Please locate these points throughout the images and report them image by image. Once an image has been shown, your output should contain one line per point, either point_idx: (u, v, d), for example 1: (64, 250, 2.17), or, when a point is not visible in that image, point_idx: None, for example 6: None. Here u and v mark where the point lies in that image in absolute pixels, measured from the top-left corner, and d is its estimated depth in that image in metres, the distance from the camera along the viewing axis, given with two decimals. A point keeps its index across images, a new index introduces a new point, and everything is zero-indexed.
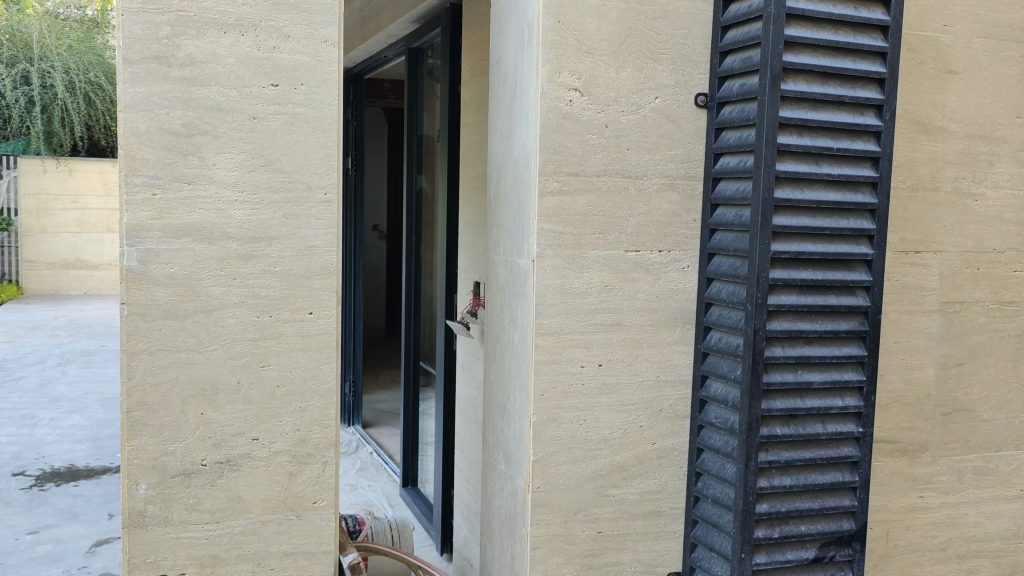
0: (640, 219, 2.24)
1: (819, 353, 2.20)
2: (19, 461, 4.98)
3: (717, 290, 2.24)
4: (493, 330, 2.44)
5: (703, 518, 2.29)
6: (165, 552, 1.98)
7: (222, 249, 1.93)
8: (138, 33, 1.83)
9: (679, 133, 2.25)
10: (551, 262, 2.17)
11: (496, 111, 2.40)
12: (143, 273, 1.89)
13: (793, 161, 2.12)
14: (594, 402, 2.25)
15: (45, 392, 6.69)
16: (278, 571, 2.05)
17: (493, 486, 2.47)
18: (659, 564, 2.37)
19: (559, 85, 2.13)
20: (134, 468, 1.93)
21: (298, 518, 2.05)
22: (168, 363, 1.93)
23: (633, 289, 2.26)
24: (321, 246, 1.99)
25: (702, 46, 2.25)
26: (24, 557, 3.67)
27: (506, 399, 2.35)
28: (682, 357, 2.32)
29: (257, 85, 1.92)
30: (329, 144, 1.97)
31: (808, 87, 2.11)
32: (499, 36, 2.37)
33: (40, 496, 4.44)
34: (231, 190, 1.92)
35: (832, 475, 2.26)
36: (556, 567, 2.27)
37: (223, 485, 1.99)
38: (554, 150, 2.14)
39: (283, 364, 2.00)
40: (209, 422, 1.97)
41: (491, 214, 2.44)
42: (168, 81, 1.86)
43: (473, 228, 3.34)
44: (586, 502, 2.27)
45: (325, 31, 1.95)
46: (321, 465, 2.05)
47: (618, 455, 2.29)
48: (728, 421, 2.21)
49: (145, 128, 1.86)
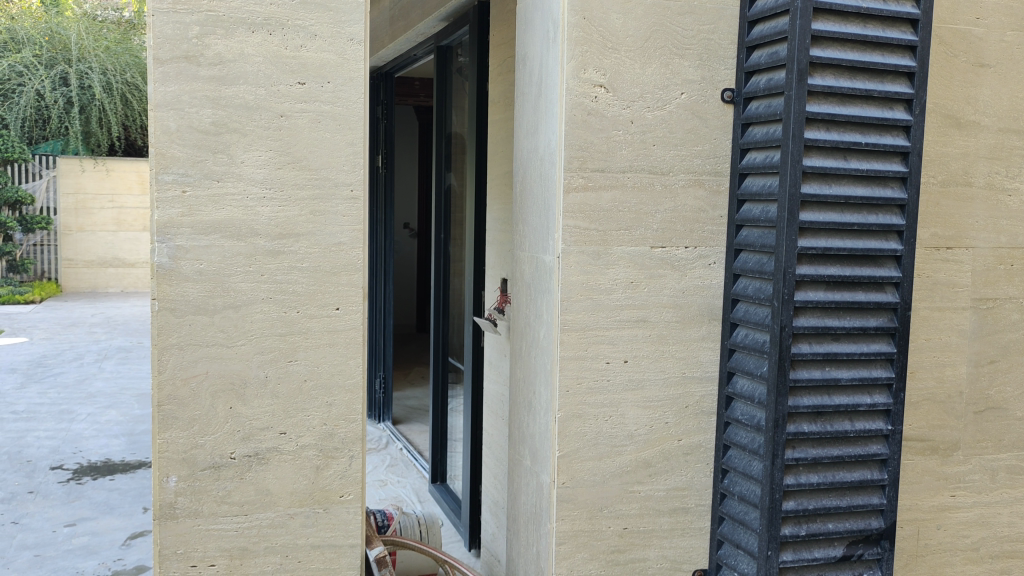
0: (666, 215, 2.24)
1: (847, 350, 2.19)
2: (57, 455, 5.09)
3: (743, 286, 2.23)
4: (520, 327, 2.45)
5: (729, 515, 2.28)
6: (194, 543, 2.01)
7: (250, 245, 1.96)
8: (169, 33, 1.87)
9: (705, 129, 2.25)
10: (577, 259, 2.17)
11: (522, 108, 2.40)
12: (173, 269, 1.92)
13: (820, 156, 2.11)
14: (620, 398, 2.25)
15: (83, 387, 6.82)
16: (306, 564, 2.08)
17: (519, 481, 2.47)
18: (685, 561, 2.36)
19: (584, 81, 2.13)
20: (165, 461, 1.97)
21: (324, 512, 2.08)
22: (198, 357, 1.96)
23: (658, 285, 2.25)
24: (347, 243, 2.01)
25: (728, 41, 2.24)
26: (61, 549, 3.75)
27: (532, 395, 2.36)
28: (708, 354, 2.32)
29: (284, 83, 1.94)
30: (356, 141, 1.99)
31: (836, 82, 2.09)
32: (525, 33, 2.38)
33: (77, 490, 4.53)
34: (259, 187, 1.95)
35: (860, 473, 2.24)
36: (582, 562, 2.27)
37: (251, 478, 2.02)
38: (579, 146, 2.14)
39: (310, 359, 2.02)
40: (238, 415, 2.00)
41: (517, 211, 2.44)
42: (197, 80, 1.89)
43: (501, 224, 3.34)
44: (612, 498, 2.27)
45: (351, 29, 1.97)
46: (348, 459, 2.07)
47: (643, 451, 2.29)
48: (755, 418, 2.20)
49: (175, 127, 1.89)
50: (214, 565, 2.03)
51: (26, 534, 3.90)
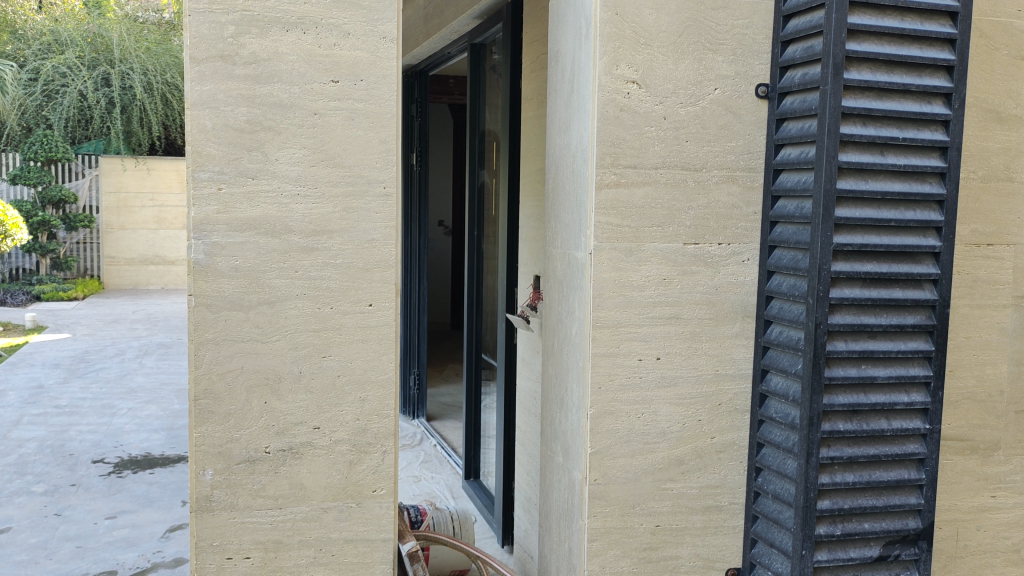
0: (699, 211, 2.23)
1: (884, 347, 2.16)
2: (99, 449, 5.18)
3: (778, 283, 2.22)
4: (551, 324, 2.45)
5: (763, 513, 2.27)
6: (230, 536, 2.04)
7: (284, 242, 1.98)
8: (204, 32, 1.89)
9: (739, 125, 2.23)
10: (609, 255, 2.16)
11: (555, 104, 2.40)
12: (209, 265, 1.95)
13: (856, 152, 2.08)
14: (652, 395, 2.24)
15: (124, 382, 6.94)
16: (339, 557, 2.10)
17: (551, 478, 2.48)
18: (718, 559, 2.35)
19: (616, 77, 2.13)
20: (202, 455, 2.00)
21: (358, 506, 2.09)
22: (233, 352, 1.99)
23: (691, 282, 2.24)
24: (380, 240, 2.03)
25: (763, 36, 2.22)
26: (102, 541, 3.82)
27: (563, 392, 2.36)
28: (742, 351, 2.30)
29: (318, 81, 1.96)
30: (388, 139, 2.01)
31: (873, 76, 2.07)
32: (558, 30, 2.37)
33: (118, 483, 4.61)
34: (293, 184, 1.97)
35: (897, 472, 2.21)
36: (614, 560, 2.26)
37: (286, 472, 2.05)
38: (612, 142, 2.14)
39: (343, 355, 2.04)
40: (273, 410, 2.02)
41: (550, 207, 2.44)
42: (232, 78, 1.92)
43: (534, 221, 3.33)
44: (644, 495, 2.26)
45: (384, 27, 1.98)
46: (380, 454, 2.09)
47: (675, 449, 2.28)
48: (789, 416, 2.18)
49: (210, 125, 1.92)
50: (249, 557, 2.06)
51: (69, 526, 3.99)
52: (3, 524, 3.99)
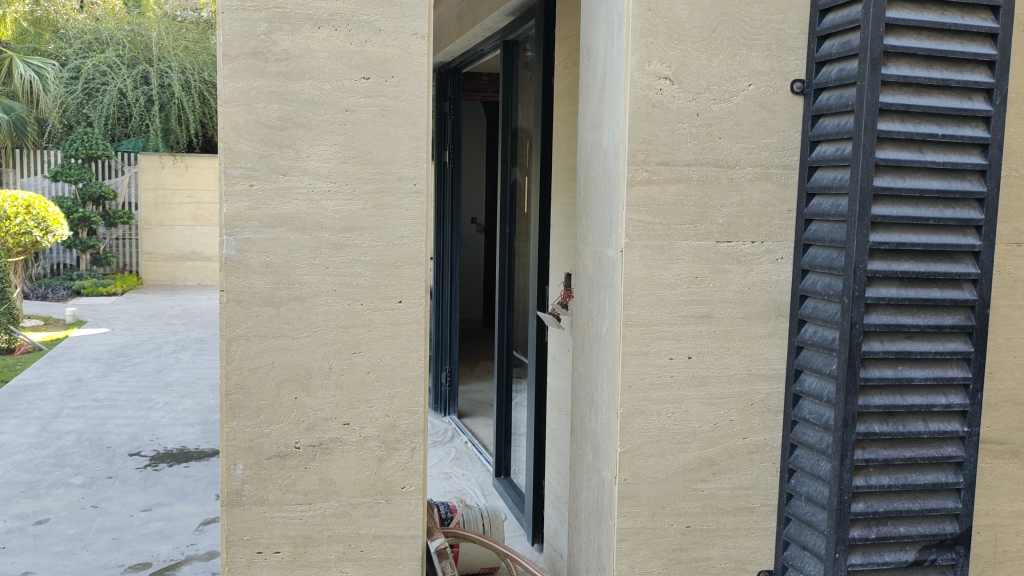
0: (732, 209, 2.20)
1: (921, 348, 2.13)
2: (136, 442, 5.25)
3: (812, 282, 2.18)
4: (582, 322, 2.44)
5: (796, 515, 2.24)
6: (260, 530, 2.06)
7: (315, 238, 1.99)
8: (238, 30, 1.90)
9: (774, 121, 2.20)
10: (640, 253, 2.14)
11: (587, 100, 2.38)
12: (240, 261, 1.96)
13: (894, 149, 2.05)
14: (683, 394, 2.22)
15: (161, 376, 7.03)
16: (368, 553, 2.11)
17: (581, 476, 2.47)
18: (749, 561, 2.32)
19: (649, 73, 2.11)
20: (232, 449, 2.02)
21: (387, 503, 2.10)
22: (264, 349, 2.00)
23: (724, 280, 2.21)
24: (410, 237, 2.03)
25: (799, 31, 2.19)
26: (138, 533, 3.87)
27: (594, 390, 2.35)
28: (775, 351, 2.27)
29: (349, 78, 1.97)
30: (419, 135, 2.01)
31: (911, 71, 2.03)
32: (590, 25, 2.35)
33: (154, 476, 4.67)
34: (324, 181, 1.98)
35: (934, 476, 2.18)
36: (644, 560, 2.24)
37: (316, 467, 2.06)
38: (644, 139, 2.12)
39: (373, 351, 2.04)
40: (303, 406, 2.03)
41: (581, 205, 2.43)
42: (264, 75, 1.93)
43: (565, 219, 3.30)
44: (674, 495, 2.24)
45: (414, 24, 1.98)
46: (409, 451, 2.09)
47: (707, 449, 2.25)
48: (823, 417, 2.15)
49: (243, 122, 1.93)
50: (279, 552, 2.07)
51: (105, 518, 4.04)
52: (41, 515, 4.06)
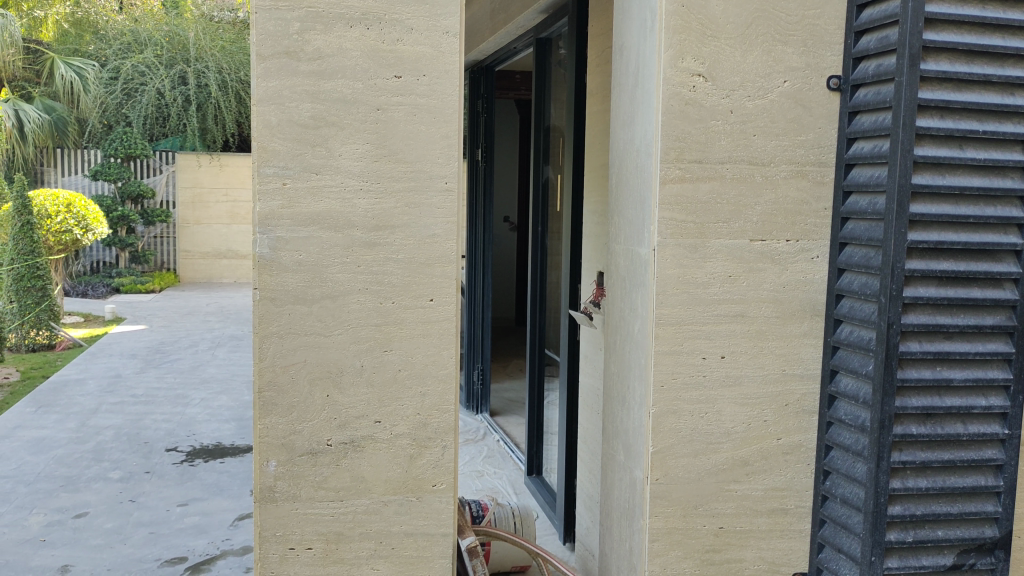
0: (767, 207, 2.17)
1: (960, 349, 2.10)
2: (173, 438, 5.32)
3: (849, 281, 2.15)
4: (614, 321, 2.42)
5: (831, 517, 2.21)
6: (292, 526, 2.07)
7: (347, 236, 2.00)
8: (271, 29, 1.91)
9: (810, 118, 2.17)
10: (673, 252, 2.12)
11: (619, 98, 2.37)
12: (273, 260, 1.98)
13: (933, 145, 2.02)
14: (716, 394, 2.20)
15: (197, 373, 7.12)
16: (399, 551, 2.11)
17: (613, 476, 2.45)
18: (783, 563, 2.30)
19: (682, 70, 2.09)
20: (265, 446, 2.03)
21: (418, 500, 2.10)
22: (296, 346, 2.01)
23: (758, 279, 2.19)
24: (441, 235, 2.03)
25: (835, 27, 2.16)
26: (174, 527, 3.92)
27: (625, 389, 2.33)
28: (810, 351, 2.24)
29: (381, 77, 1.97)
30: (451, 134, 2.01)
31: (951, 66, 2.00)
32: (623, 23, 2.34)
33: (190, 471, 4.73)
34: (356, 180, 1.98)
35: (973, 478, 2.15)
36: (676, 560, 2.23)
37: (347, 464, 2.07)
38: (676, 137, 2.10)
39: (405, 349, 2.05)
40: (335, 403, 2.04)
41: (613, 203, 2.41)
42: (297, 75, 1.94)
43: (597, 217, 3.28)
44: (707, 496, 2.22)
45: (446, 22, 1.98)
46: (440, 449, 2.09)
47: (740, 450, 2.23)
48: (859, 419, 2.12)
49: (276, 121, 1.94)
50: (311, 548, 2.09)
51: (142, 512, 4.10)
52: (80, 509, 4.12)
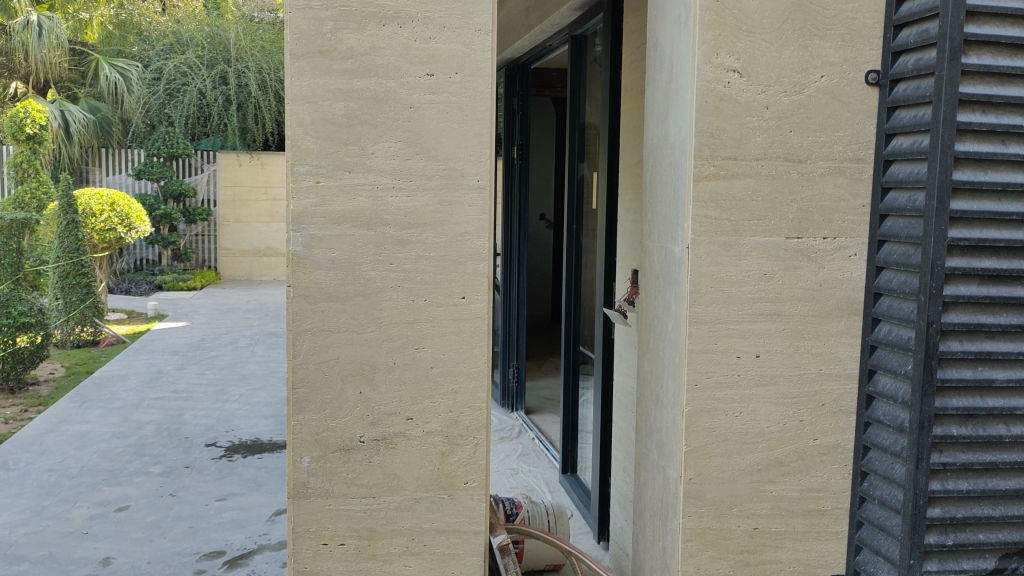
0: (803, 204, 2.14)
1: (1002, 349, 2.12)
2: (212, 433, 5.39)
3: (887, 281, 2.14)
4: (647, 319, 2.41)
5: (869, 519, 2.19)
6: (325, 522, 2.09)
7: (380, 234, 2.00)
8: (304, 29, 1.93)
9: (847, 114, 2.13)
10: (707, 249, 2.11)
11: (653, 94, 2.35)
12: (307, 257, 1.99)
13: (974, 141, 2.04)
14: (751, 393, 2.17)
15: (237, 369, 7.21)
16: (431, 548, 2.12)
17: (646, 475, 2.44)
18: (820, 565, 2.27)
19: (717, 66, 2.06)
20: (299, 442, 2.05)
21: (449, 498, 2.11)
22: (330, 343, 2.02)
23: (794, 277, 2.16)
24: (473, 233, 2.03)
25: (874, 21, 2.12)
26: (213, 522, 3.97)
27: (659, 388, 2.32)
28: (848, 351, 2.20)
29: (414, 75, 1.97)
30: (483, 132, 2.01)
31: (994, 60, 2.03)
32: (657, 19, 2.32)
33: (229, 466, 4.79)
34: (389, 177, 1.99)
35: (1016, 481, 2.15)
36: (710, 561, 2.21)
37: (379, 461, 2.08)
38: (711, 133, 2.07)
39: (437, 347, 2.05)
40: (368, 400, 2.05)
41: (647, 200, 2.40)
42: (330, 73, 1.95)
43: (632, 215, 3.26)
44: (742, 496, 2.20)
45: (478, 20, 1.98)
46: (472, 447, 2.10)
47: (776, 450, 2.20)
48: (898, 419, 2.12)
49: (309, 120, 1.95)
50: (344, 544, 2.10)
51: (182, 506, 4.16)
52: (122, 502, 4.20)
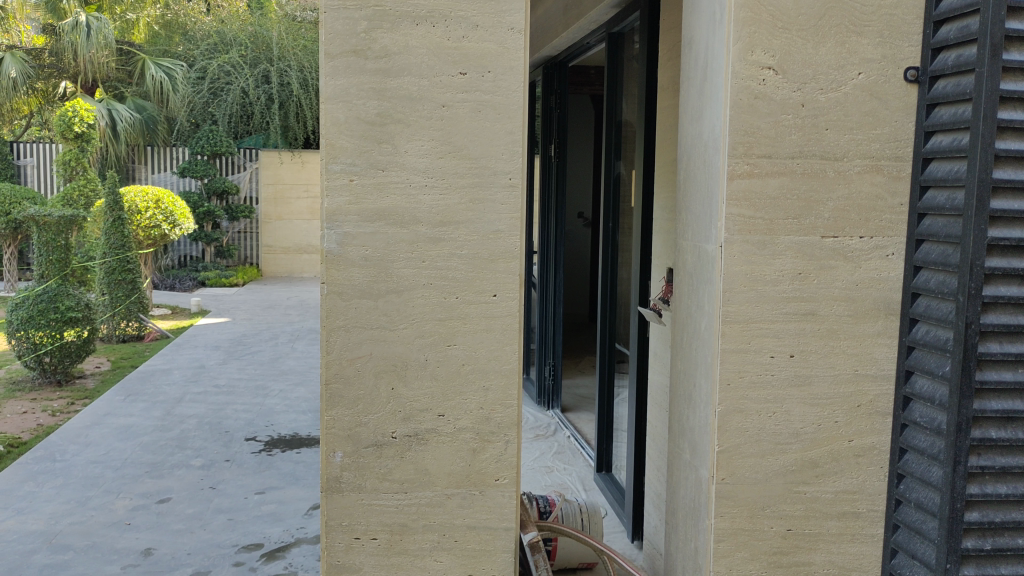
0: (839, 203, 2.12)
1: None
2: (252, 427, 5.47)
3: (925, 280, 2.11)
4: (681, 318, 2.40)
5: (904, 523, 2.17)
6: (357, 517, 2.11)
7: (412, 232, 2.02)
8: (339, 28, 1.95)
9: (885, 111, 2.10)
10: (740, 248, 2.09)
11: (688, 92, 2.34)
12: (341, 254, 2.01)
13: (1015, 139, 2.01)
14: (785, 393, 2.15)
15: (277, 365, 7.30)
16: (462, 544, 2.14)
17: (678, 475, 2.43)
18: (855, 568, 2.24)
19: (752, 63, 2.04)
20: (332, 437, 2.08)
21: (480, 494, 2.12)
22: (363, 339, 2.04)
23: (829, 277, 2.13)
24: (505, 231, 2.04)
25: (913, 16, 2.09)
26: (252, 515, 4.03)
27: (692, 387, 2.31)
28: (884, 351, 2.17)
29: (446, 74, 1.99)
30: (515, 130, 2.01)
31: None
32: (692, 16, 2.31)
33: (267, 460, 4.85)
34: (421, 175, 2.01)
35: None
36: (742, 562, 2.19)
37: (411, 457, 2.09)
38: (745, 131, 2.06)
39: (467, 344, 2.07)
40: (400, 396, 2.07)
41: (681, 199, 2.39)
42: (364, 72, 1.97)
43: (668, 213, 3.24)
44: (775, 497, 2.18)
45: (512, 19, 1.99)
46: (503, 444, 2.11)
47: (810, 451, 2.18)
48: (934, 421, 2.09)
49: (343, 119, 1.97)
50: (376, 538, 2.12)
51: (222, 499, 4.23)
52: (164, 494, 4.28)
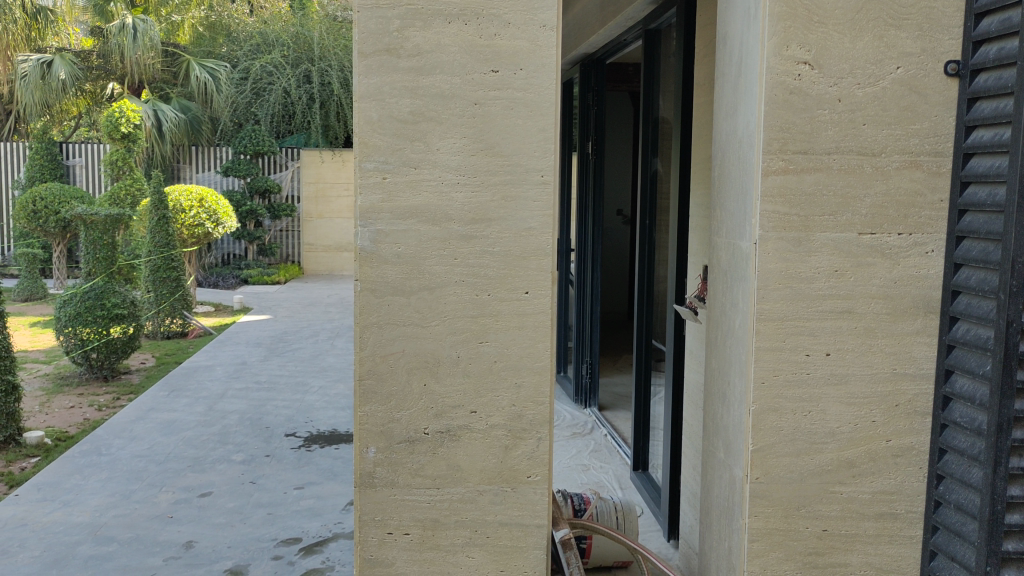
0: (877, 199, 2.09)
1: None
2: (291, 423, 5.53)
3: (966, 277, 2.06)
4: (716, 315, 2.38)
5: (944, 524, 2.13)
6: (390, 511, 2.13)
7: (445, 230, 2.03)
8: (372, 28, 1.97)
9: (924, 106, 2.07)
10: (775, 245, 2.07)
11: (723, 88, 2.32)
12: (374, 252, 2.03)
13: None
14: (821, 392, 2.13)
15: (317, 362, 7.38)
16: (494, 540, 2.14)
17: (713, 474, 2.41)
18: (893, 569, 2.21)
19: (786, 58, 2.02)
20: (365, 433, 2.10)
21: (513, 491, 2.12)
22: (396, 336, 2.06)
23: (867, 274, 2.11)
24: (537, 228, 2.04)
25: (953, 9, 2.05)
26: (290, 509, 4.08)
27: (726, 385, 2.29)
28: (923, 350, 2.14)
29: (478, 72, 1.99)
30: (548, 127, 2.01)
31: None
32: (726, 12, 2.29)
33: (307, 456, 4.91)
34: (454, 173, 2.02)
35: None
36: (777, 562, 2.17)
37: (444, 453, 2.11)
38: (781, 127, 2.04)
39: (500, 341, 2.07)
40: (432, 393, 2.08)
41: (716, 196, 2.37)
42: (397, 71, 1.98)
43: (704, 210, 3.21)
44: (810, 497, 2.16)
45: (544, 16, 1.99)
46: (536, 441, 2.11)
47: (847, 450, 2.15)
48: (975, 421, 2.04)
49: (377, 117, 1.99)
50: (408, 533, 2.14)
51: (261, 494, 4.29)
52: (205, 488, 4.34)
